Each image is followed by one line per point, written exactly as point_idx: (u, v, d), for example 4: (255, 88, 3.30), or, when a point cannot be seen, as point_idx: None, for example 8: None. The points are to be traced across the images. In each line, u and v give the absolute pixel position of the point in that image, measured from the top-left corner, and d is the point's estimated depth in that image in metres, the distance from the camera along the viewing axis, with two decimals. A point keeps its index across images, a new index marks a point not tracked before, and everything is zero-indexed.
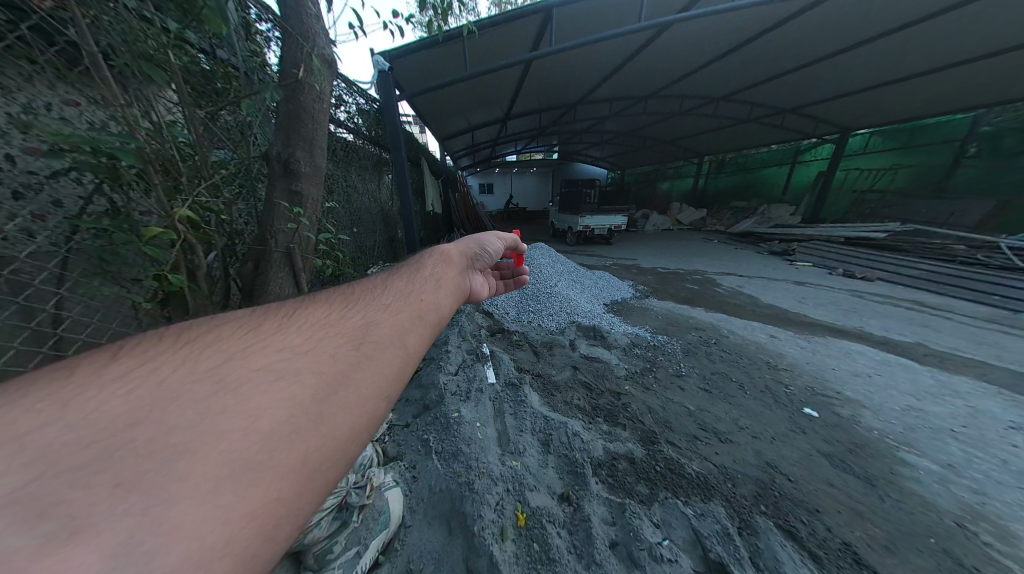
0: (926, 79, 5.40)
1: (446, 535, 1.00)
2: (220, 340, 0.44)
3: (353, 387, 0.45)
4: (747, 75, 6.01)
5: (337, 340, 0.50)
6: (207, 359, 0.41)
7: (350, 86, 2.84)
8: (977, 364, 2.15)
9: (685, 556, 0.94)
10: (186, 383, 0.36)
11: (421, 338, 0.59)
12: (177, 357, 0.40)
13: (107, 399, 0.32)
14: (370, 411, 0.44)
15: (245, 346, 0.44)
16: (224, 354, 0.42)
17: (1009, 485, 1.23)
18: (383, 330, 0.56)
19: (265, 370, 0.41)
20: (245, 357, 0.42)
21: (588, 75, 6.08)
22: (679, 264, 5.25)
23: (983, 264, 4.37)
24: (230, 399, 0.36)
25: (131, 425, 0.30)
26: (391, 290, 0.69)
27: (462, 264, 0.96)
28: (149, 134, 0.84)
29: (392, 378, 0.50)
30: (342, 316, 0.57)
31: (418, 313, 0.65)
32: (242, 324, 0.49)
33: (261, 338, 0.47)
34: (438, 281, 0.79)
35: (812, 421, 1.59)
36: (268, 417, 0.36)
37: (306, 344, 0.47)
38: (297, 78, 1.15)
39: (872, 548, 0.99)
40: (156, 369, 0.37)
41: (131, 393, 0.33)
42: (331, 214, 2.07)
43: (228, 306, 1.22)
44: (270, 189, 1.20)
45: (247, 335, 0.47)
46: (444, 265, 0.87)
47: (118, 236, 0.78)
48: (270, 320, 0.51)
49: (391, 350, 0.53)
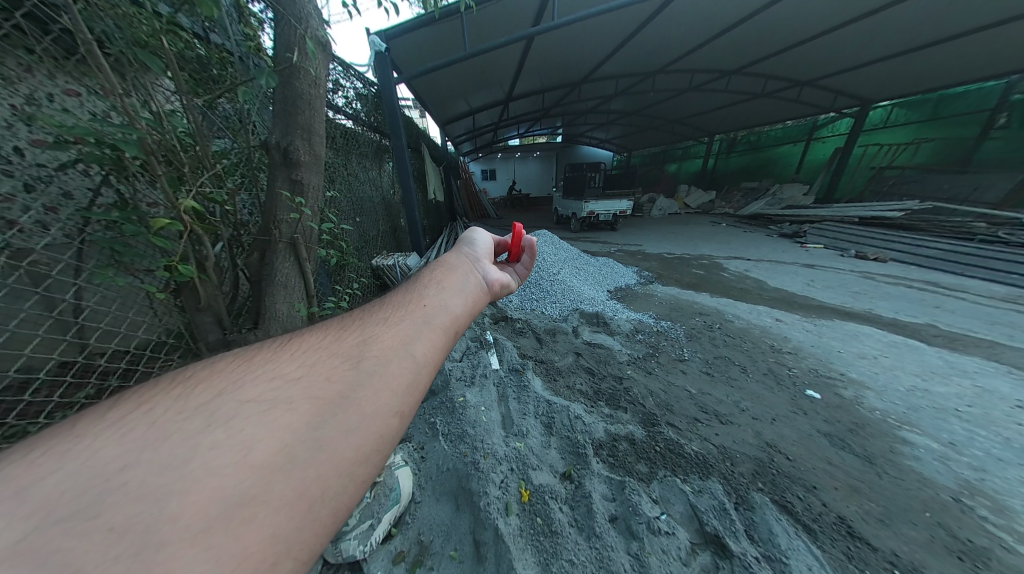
0: (955, 44, 5.04)
1: (453, 509, 1.06)
2: (216, 374, 0.43)
3: (355, 408, 0.42)
4: (762, 46, 5.67)
5: (334, 361, 0.48)
6: (200, 396, 0.39)
7: (348, 70, 2.80)
8: (989, 345, 2.10)
9: (682, 529, 0.98)
10: (175, 423, 0.35)
11: (429, 345, 0.56)
12: (169, 397, 0.39)
13: (102, 444, 0.31)
14: (379, 430, 0.41)
15: (238, 378, 0.43)
16: (217, 389, 0.40)
17: (1009, 461, 1.23)
18: (384, 343, 0.53)
19: (257, 401, 0.39)
20: (238, 390, 0.41)
21: (593, 50, 5.80)
22: (685, 250, 5.16)
23: (1006, 241, 4.18)
24: (218, 435, 0.33)
25: (122, 468, 0.29)
26: (391, 304, 0.66)
27: (463, 263, 0.91)
28: (149, 124, 0.84)
29: (400, 394, 0.46)
30: (340, 337, 0.54)
31: (422, 319, 0.61)
32: (236, 357, 0.47)
33: (253, 369, 0.44)
34: (442, 284, 0.75)
35: (814, 402, 1.60)
36: (259, 449, 0.33)
37: (301, 370, 0.45)
38: (292, 62, 1.13)
39: (866, 521, 1.01)
40: (149, 411, 0.36)
41: (122, 437, 0.32)
42: (333, 202, 2.09)
43: (236, 297, 1.26)
44: (271, 179, 1.20)
45: (240, 368, 0.45)
46: (445, 270, 0.84)
47: (127, 228, 0.79)
48: (265, 350, 0.49)
49: (397, 362, 0.50)
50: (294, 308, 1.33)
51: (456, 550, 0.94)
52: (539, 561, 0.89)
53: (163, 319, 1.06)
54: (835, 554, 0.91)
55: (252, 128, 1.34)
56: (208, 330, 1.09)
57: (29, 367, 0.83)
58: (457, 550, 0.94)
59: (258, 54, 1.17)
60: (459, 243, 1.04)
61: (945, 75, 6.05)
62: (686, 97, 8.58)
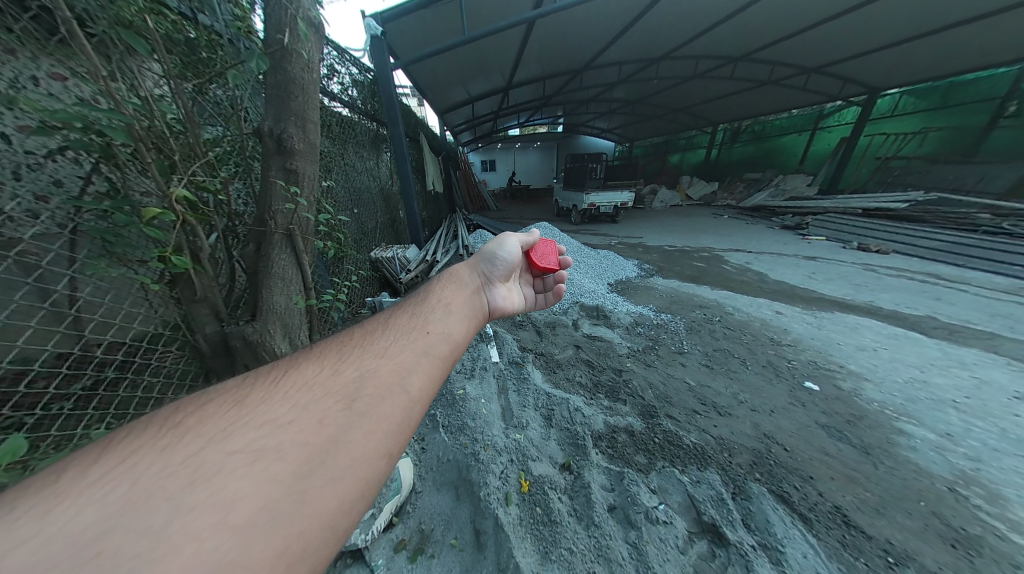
0: (965, 30, 4.93)
1: (454, 499, 1.07)
2: (205, 420, 0.40)
3: (344, 454, 0.40)
4: (768, 31, 5.54)
5: (325, 401, 0.45)
6: (185, 449, 0.36)
7: (343, 54, 2.72)
8: (987, 336, 2.11)
9: (680, 519, 0.99)
10: (161, 478, 0.32)
11: (426, 379, 0.55)
12: (156, 448, 0.36)
13: (82, 503, 0.28)
14: (367, 474, 0.40)
15: (227, 424, 0.40)
16: (207, 436, 0.38)
17: (1005, 452, 1.25)
18: (380, 378, 0.51)
19: (245, 450, 0.36)
20: (224, 439, 0.38)
21: (595, 35, 5.66)
22: (686, 242, 5.13)
23: (1009, 233, 4.16)
24: (202, 492, 0.31)
25: (101, 529, 0.25)
26: (391, 329, 0.64)
27: (472, 282, 0.90)
28: (137, 109, 0.81)
29: (390, 434, 0.45)
30: (334, 371, 0.52)
31: (423, 350, 0.60)
32: (227, 399, 0.45)
33: (244, 413, 0.42)
34: (445, 307, 0.74)
35: (813, 394, 1.61)
36: (242, 508, 0.30)
37: (292, 413, 0.43)
38: (283, 44, 1.09)
39: (862, 511, 1.03)
40: (136, 465, 0.33)
41: (100, 497, 0.29)
42: (330, 192, 2.05)
43: (234, 288, 1.26)
44: (265, 168, 1.17)
45: (230, 412, 0.42)
46: (450, 289, 0.82)
47: (118, 217, 0.77)
48: (256, 390, 0.47)
49: (392, 400, 0.49)
50: (293, 300, 1.29)
51: (456, 539, 0.95)
52: (538, 549, 0.90)
53: (160, 310, 1.04)
54: (830, 543, 0.92)
55: (245, 115, 1.30)
56: (204, 321, 1.09)
57: (24, 358, 0.80)
58: (458, 538, 0.95)
59: (248, 36, 1.12)
60: (477, 253, 1.01)
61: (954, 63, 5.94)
62: (689, 85, 8.41)
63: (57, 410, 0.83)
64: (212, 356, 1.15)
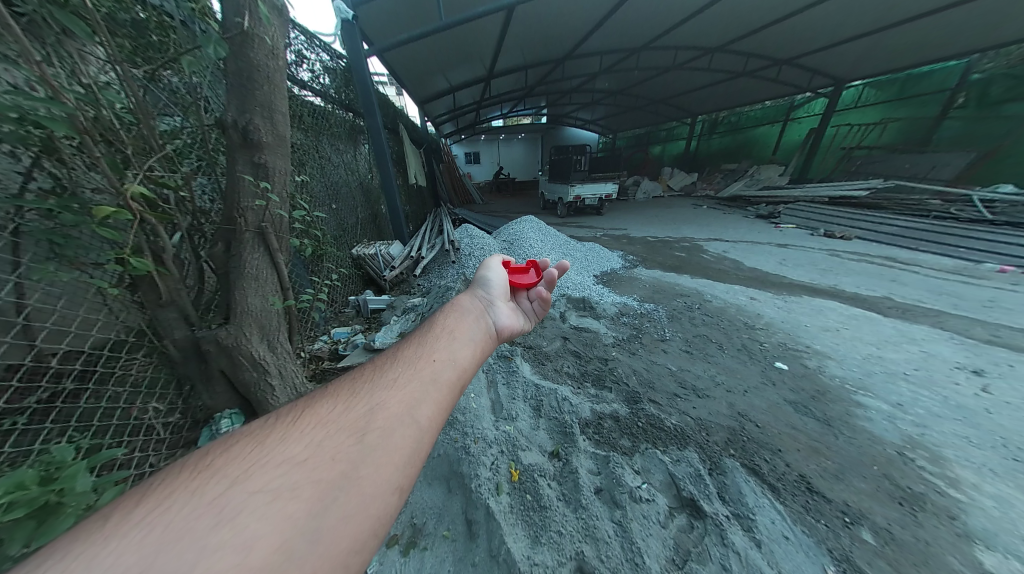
0: (922, 23, 5.17)
1: (445, 493, 1.08)
2: (226, 461, 0.37)
3: (356, 490, 0.36)
4: (745, 21, 5.62)
5: (337, 437, 0.42)
6: (207, 493, 0.32)
7: (312, 39, 2.57)
8: (936, 314, 2.29)
9: (661, 496, 1.04)
10: (185, 521, 0.28)
11: (435, 408, 0.51)
12: (176, 493, 0.32)
13: (106, 550, 0.25)
14: (378, 511, 0.36)
15: (245, 464, 0.37)
16: (229, 478, 0.34)
17: (945, 417, 1.38)
18: (391, 409, 0.48)
19: (263, 491, 0.33)
20: (243, 480, 0.34)
21: (577, 23, 5.58)
22: (669, 233, 5.25)
23: (957, 218, 4.50)
24: (221, 537, 0.27)
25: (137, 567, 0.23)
26: (399, 361, 0.61)
27: (474, 307, 0.88)
28: (81, 99, 0.73)
29: (401, 468, 0.41)
30: (346, 406, 0.49)
31: (432, 377, 0.57)
32: (246, 437, 0.41)
33: (262, 453, 0.38)
34: (452, 333, 0.72)
35: (781, 373, 1.72)
36: (260, 549, 0.27)
37: (308, 450, 0.39)
38: (242, 29, 1.01)
39: (823, 477, 1.11)
40: (155, 512, 0.30)
41: (128, 547, 0.25)
42: (304, 188, 1.97)
43: (205, 289, 1.21)
44: (230, 162, 1.10)
45: (248, 453, 0.38)
46: (455, 316, 0.80)
47: (68, 218, 0.70)
48: (272, 428, 0.43)
49: (402, 432, 0.45)
50: (269, 301, 1.24)
51: (449, 530, 0.97)
52: (529, 534, 0.93)
53: (121, 316, 0.97)
54: (795, 508, 1.00)
55: (205, 105, 1.23)
56: (173, 325, 1.05)
57: None
58: (450, 530, 0.97)
59: (205, 19, 1.04)
60: (474, 282, 1.02)
61: (916, 55, 6.21)
62: (670, 76, 8.49)
63: (12, 425, 0.70)
64: (184, 363, 1.13)
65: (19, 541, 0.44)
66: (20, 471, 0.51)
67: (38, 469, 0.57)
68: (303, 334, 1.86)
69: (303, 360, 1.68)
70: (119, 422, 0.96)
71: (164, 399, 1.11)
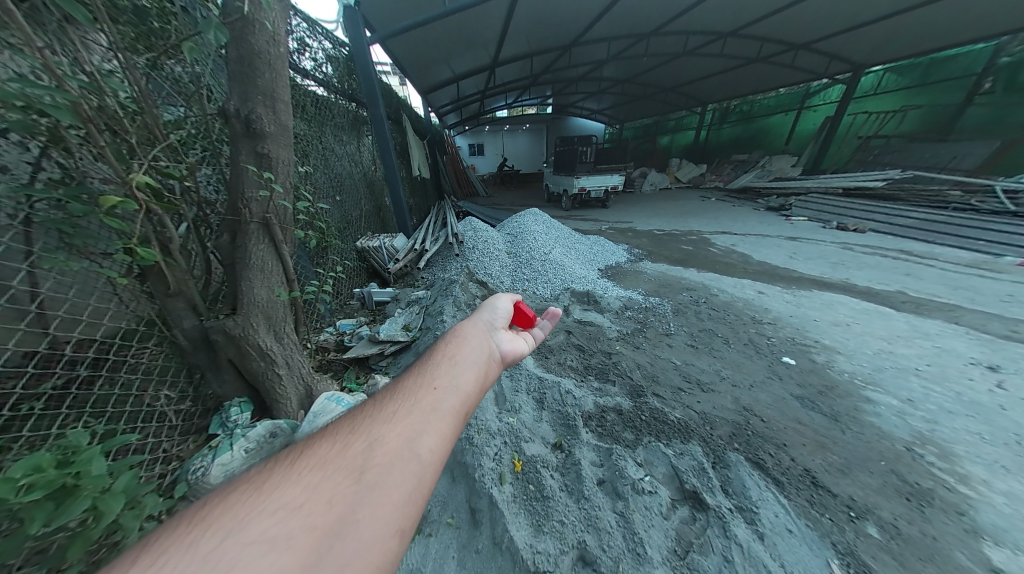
0: (947, 6, 4.93)
1: (450, 482, 1.09)
2: (214, 512, 0.33)
3: (356, 536, 0.33)
4: (760, 4, 5.41)
5: (334, 476, 0.39)
6: (194, 546, 0.29)
7: (314, 26, 2.52)
8: (951, 309, 2.24)
9: (663, 488, 1.04)
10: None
11: (438, 439, 0.49)
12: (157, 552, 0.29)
13: None
14: (379, 561, 0.33)
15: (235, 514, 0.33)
16: (216, 531, 0.30)
17: (957, 413, 1.36)
18: (393, 442, 0.45)
19: (254, 542, 0.29)
20: (234, 530, 0.31)
21: (585, 9, 5.43)
22: (676, 226, 5.17)
23: (977, 210, 4.35)
24: None
25: None
26: (399, 390, 0.58)
27: (475, 329, 0.85)
28: (84, 87, 0.72)
29: (403, 508, 0.38)
30: (345, 443, 0.45)
31: (432, 407, 0.54)
32: (239, 485, 0.37)
33: (255, 503, 0.35)
34: (453, 358, 0.69)
35: (789, 368, 1.70)
36: None
37: (304, 495, 0.36)
38: (243, 12, 0.99)
39: (829, 472, 1.11)
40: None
41: None
42: (307, 179, 1.97)
43: (211, 279, 1.22)
44: (233, 152, 1.10)
45: (238, 501, 0.35)
46: (456, 340, 0.77)
47: (75, 207, 0.69)
48: (268, 470, 0.39)
49: (404, 467, 0.42)
50: (274, 292, 1.25)
51: (453, 518, 0.98)
52: (531, 523, 0.94)
53: (132, 306, 0.98)
54: (799, 502, 1.00)
55: (208, 93, 1.22)
56: (182, 316, 1.07)
57: None
58: (454, 517, 0.98)
59: (205, 4, 1.02)
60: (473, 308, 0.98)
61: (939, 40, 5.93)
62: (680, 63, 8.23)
63: (29, 410, 0.71)
64: (193, 352, 1.15)
65: (41, 519, 0.45)
66: (37, 454, 0.52)
67: (54, 455, 0.58)
68: (310, 326, 1.87)
69: (309, 350, 1.69)
70: (133, 408, 0.98)
71: (175, 387, 1.14)
